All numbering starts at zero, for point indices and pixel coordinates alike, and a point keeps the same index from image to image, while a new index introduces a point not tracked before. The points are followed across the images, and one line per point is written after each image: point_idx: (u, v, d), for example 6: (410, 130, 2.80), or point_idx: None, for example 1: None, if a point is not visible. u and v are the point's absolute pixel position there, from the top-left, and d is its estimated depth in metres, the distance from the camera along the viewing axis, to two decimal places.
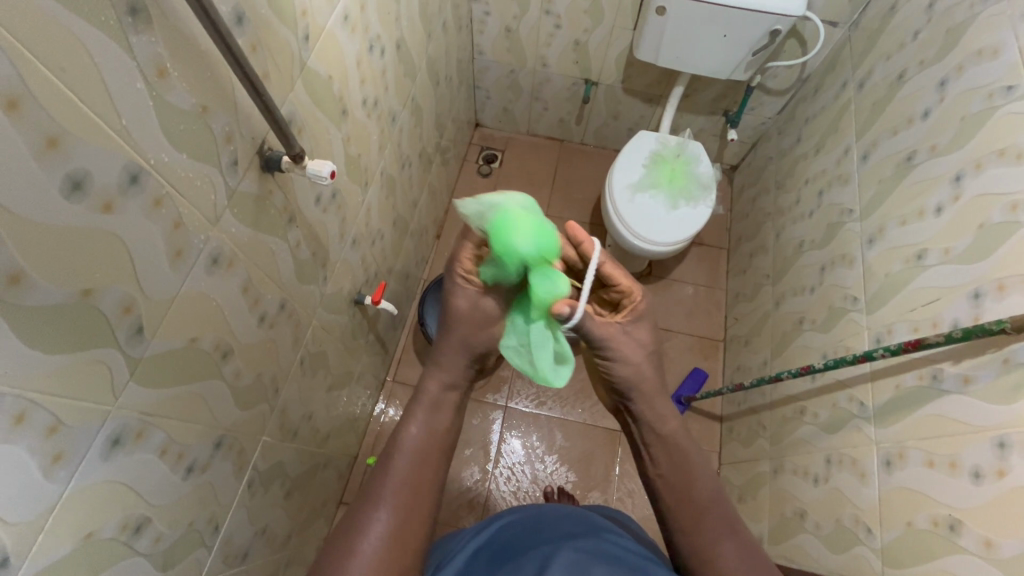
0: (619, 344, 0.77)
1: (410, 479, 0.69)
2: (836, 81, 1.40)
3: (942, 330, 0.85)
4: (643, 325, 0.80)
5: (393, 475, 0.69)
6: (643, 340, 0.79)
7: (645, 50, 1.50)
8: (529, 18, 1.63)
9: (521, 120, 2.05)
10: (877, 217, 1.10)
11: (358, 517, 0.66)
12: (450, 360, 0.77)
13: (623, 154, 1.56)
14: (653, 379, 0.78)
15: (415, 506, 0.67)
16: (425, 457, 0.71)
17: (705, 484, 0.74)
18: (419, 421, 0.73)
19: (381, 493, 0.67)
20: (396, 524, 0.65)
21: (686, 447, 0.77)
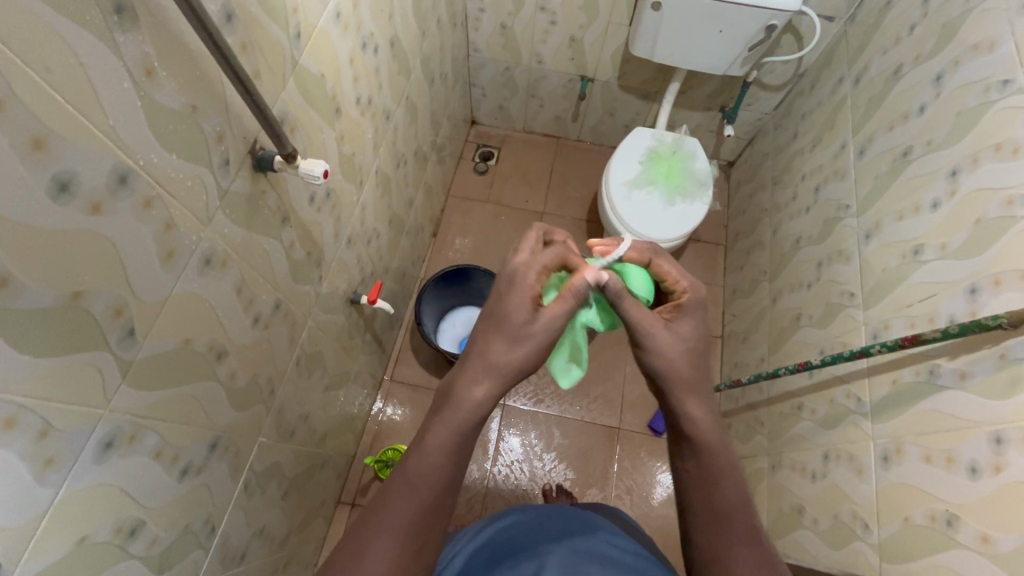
0: (646, 328, 0.71)
1: (421, 510, 0.60)
2: (833, 76, 1.40)
3: (938, 326, 0.85)
4: (685, 318, 0.73)
5: (404, 504, 0.60)
6: (681, 333, 0.71)
7: (641, 46, 1.50)
8: (524, 15, 1.62)
9: (517, 117, 2.04)
10: (873, 213, 1.09)
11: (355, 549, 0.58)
12: (486, 370, 0.65)
13: (620, 150, 1.55)
14: (687, 374, 0.69)
15: (424, 538, 0.60)
16: (442, 481, 0.62)
17: (731, 487, 0.67)
18: (435, 438, 0.62)
19: (385, 523, 0.59)
20: (398, 559, 0.57)
21: (717, 449, 0.68)
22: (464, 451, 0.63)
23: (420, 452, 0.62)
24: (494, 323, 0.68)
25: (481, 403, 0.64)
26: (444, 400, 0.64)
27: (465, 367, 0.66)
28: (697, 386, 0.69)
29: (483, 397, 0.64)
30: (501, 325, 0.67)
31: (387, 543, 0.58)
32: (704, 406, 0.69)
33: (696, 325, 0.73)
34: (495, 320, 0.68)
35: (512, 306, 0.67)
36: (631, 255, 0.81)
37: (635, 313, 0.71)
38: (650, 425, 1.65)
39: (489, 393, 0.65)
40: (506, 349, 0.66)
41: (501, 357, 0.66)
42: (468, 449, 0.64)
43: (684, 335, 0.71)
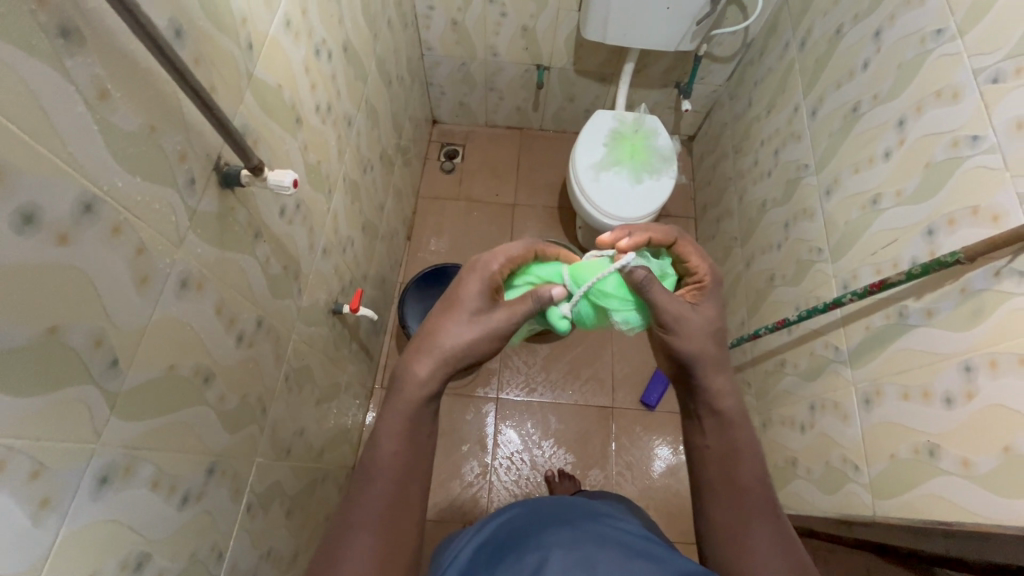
0: (673, 312, 0.71)
1: (389, 499, 0.61)
2: (779, 42, 1.44)
3: (903, 269, 0.90)
4: (709, 300, 0.75)
5: (371, 497, 0.61)
6: (707, 315, 0.73)
7: (593, 30, 1.51)
8: (474, 9, 1.62)
9: (478, 112, 2.04)
10: (831, 169, 1.14)
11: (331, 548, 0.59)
12: (433, 356, 0.66)
13: (583, 134, 1.57)
14: (715, 356, 0.72)
15: (400, 524, 0.61)
16: (405, 467, 0.63)
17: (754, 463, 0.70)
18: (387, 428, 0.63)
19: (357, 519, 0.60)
20: (378, 547, 0.59)
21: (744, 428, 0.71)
22: (420, 436, 0.64)
23: (376, 442, 0.63)
24: (443, 318, 0.68)
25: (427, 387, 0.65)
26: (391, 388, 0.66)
27: (412, 354, 0.67)
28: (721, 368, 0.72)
29: (430, 381, 0.65)
30: (453, 319, 0.68)
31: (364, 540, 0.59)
32: (726, 385, 0.72)
33: (714, 305, 0.75)
34: (445, 316, 0.68)
35: (462, 303, 0.69)
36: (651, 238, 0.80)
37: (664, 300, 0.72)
38: (642, 400, 1.68)
39: (435, 376, 0.65)
40: (457, 340, 0.66)
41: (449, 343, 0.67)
42: (425, 432, 0.65)
43: (702, 320, 0.72)
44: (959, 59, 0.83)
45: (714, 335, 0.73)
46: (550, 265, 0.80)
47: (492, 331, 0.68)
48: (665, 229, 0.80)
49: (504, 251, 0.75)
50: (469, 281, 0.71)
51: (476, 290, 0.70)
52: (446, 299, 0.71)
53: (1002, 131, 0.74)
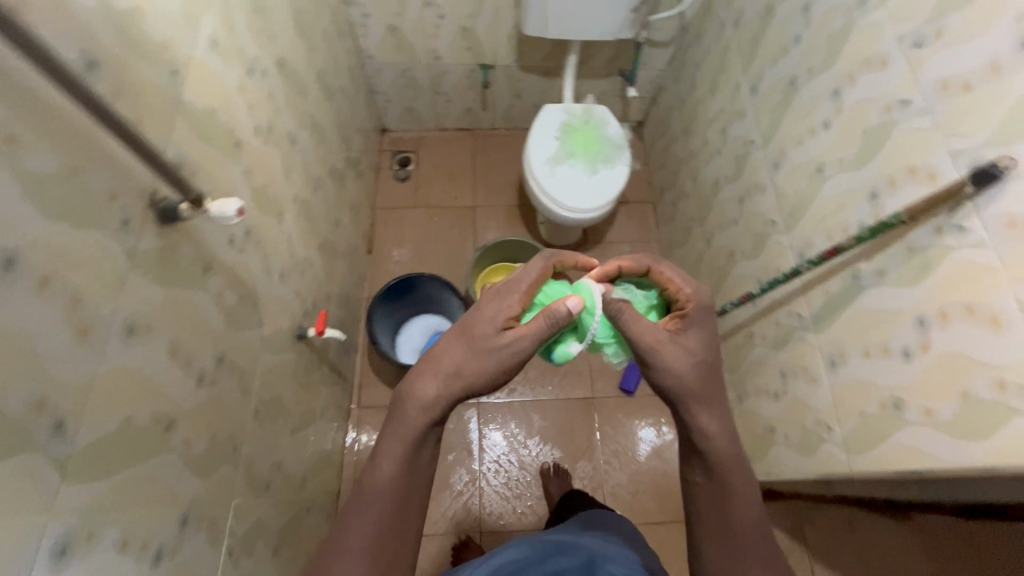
0: (654, 344, 0.74)
1: (383, 520, 0.70)
2: (714, 23, 1.47)
3: (852, 232, 0.93)
4: (692, 332, 0.75)
5: (369, 518, 0.70)
6: (689, 347, 0.74)
7: (533, 25, 1.51)
8: (411, 13, 1.59)
9: (427, 116, 2.01)
10: (776, 142, 1.17)
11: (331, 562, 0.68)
12: (439, 385, 0.72)
13: (534, 130, 1.56)
14: (699, 392, 0.74)
15: (396, 537, 0.71)
16: (401, 489, 0.71)
17: (743, 487, 0.75)
18: (387, 453, 0.71)
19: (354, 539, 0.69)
20: (372, 559, 0.68)
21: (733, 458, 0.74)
22: (418, 461, 0.73)
23: (379, 466, 0.71)
24: (449, 349, 0.74)
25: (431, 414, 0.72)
26: (395, 409, 0.73)
27: (417, 375, 0.74)
28: (710, 400, 0.74)
29: (434, 408, 0.72)
30: (462, 351, 0.74)
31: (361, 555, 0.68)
32: (713, 425, 0.74)
33: (698, 334, 0.75)
34: (456, 347, 0.74)
35: (473, 334, 0.74)
36: (626, 268, 0.83)
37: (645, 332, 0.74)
38: (621, 386, 1.70)
39: (438, 403, 0.72)
40: (466, 369, 0.73)
41: (455, 372, 0.73)
42: (423, 455, 0.74)
43: (684, 352, 0.74)
44: (882, 27, 0.86)
45: (704, 372, 0.74)
46: (559, 285, 0.84)
47: (503, 360, 0.73)
48: (637, 258, 0.83)
49: (518, 278, 0.77)
50: (479, 313, 0.76)
51: (485, 321, 0.75)
52: (459, 330, 0.76)
53: (928, 92, 0.77)
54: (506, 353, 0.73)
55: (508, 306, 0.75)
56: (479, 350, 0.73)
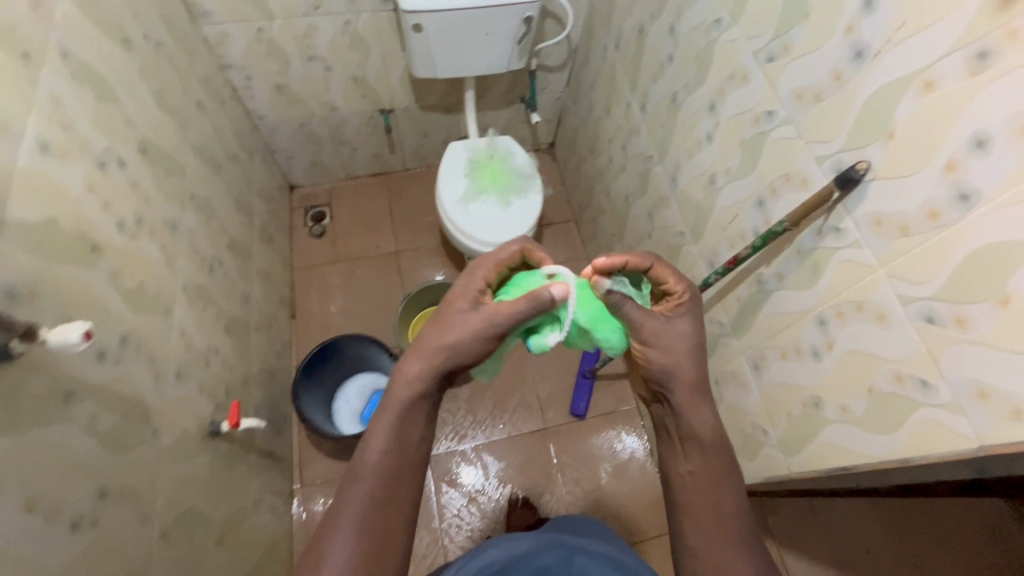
0: (656, 335, 0.77)
1: (373, 496, 0.71)
2: (598, 46, 1.51)
3: (750, 240, 0.95)
4: (686, 317, 0.79)
5: (358, 493, 0.71)
6: (684, 333, 0.78)
7: (421, 68, 1.48)
8: (296, 70, 1.54)
9: (335, 167, 1.96)
10: (671, 156, 1.20)
11: (323, 536, 0.69)
12: (424, 358, 0.76)
13: (442, 170, 1.54)
14: (693, 378, 0.76)
15: (383, 520, 0.71)
16: (390, 472, 0.72)
17: (724, 468, 0.75)
18: (377, 432, 0.73)
19: (345, 513, 0.70)
20: (358, 542, 0.68)
21: (715, 442, 0.75)
22: (409, 437, 0.75)
23: (374, 438, 0.73)
24: (435, 323, 0.78)
25: (418, 386, 0.75)
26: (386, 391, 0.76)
27: (405, 357, 0.77)
28: (701, 391, 0.77)
29: (424, 377, 0.75)
30: (443, 324, 0.77)
31: (349, 530, 0.69)
32: (705, 411, 0.76)
33: (691, 322, 0.79)
34: (439, 320, 0.78)
35: (452, 307, 0.78)
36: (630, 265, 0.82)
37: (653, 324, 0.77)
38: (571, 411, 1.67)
39: (426, 374, 0.75)
40: (448, 337, 0.76)
41: (433, 344, 0.76)
42: (413, 437, 0.75)
43: (682, 344, 0.77)
44: (739, 43, 0.89)
45: (697, 356, 0.77)
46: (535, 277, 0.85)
47: (481, 329, 0.75)
48: (642, 254, 0.83)
49: (490, 257, 0.83)
50: (458, 289, 0.81)
51: (466, 293, 0.80)
52: (443, 304, 0.80)
53: (788, 104, 0.80)
54: (483, 322, 0.75)
55: (478, 280, 0.81)
56: (451, 321, 0.77)
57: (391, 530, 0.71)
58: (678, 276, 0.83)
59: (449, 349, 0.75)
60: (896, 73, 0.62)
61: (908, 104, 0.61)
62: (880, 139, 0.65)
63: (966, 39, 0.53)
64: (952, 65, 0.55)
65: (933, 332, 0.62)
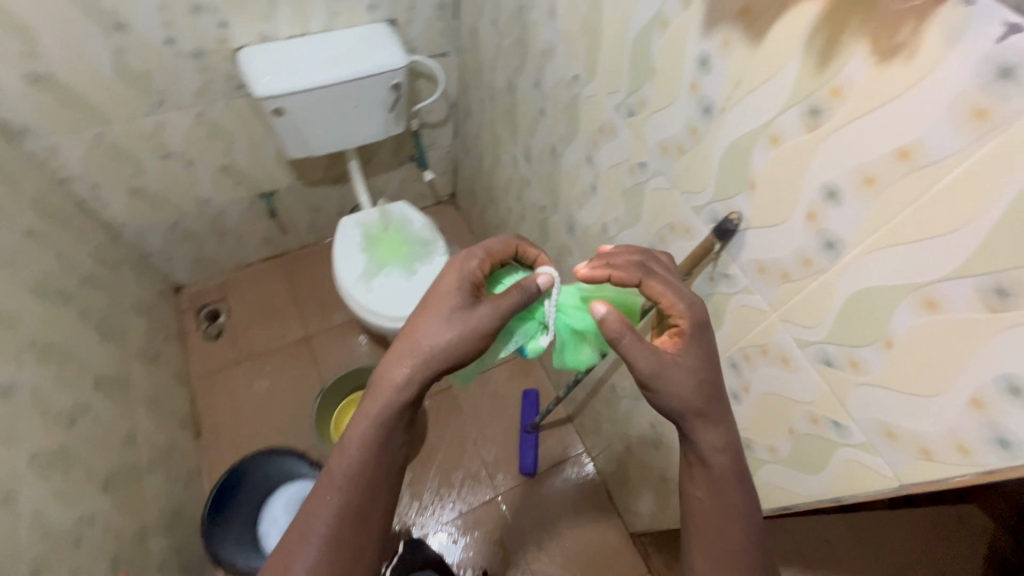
0: (652, 357, 0.62)
1: (344, 514, 0.64)
2: (475, 99, 1.50)
3: (652, 287, 0.94)
4: (692, 349, 0.64)
5: (329, 511, 0.64)
6: (693, 365, 0.64)
7: (294, 151, 1.38)
8: (151, 171, 1.40)
9: (222, 260, 1.79)
10: (563, 205, 1.18)
11: (288, 554, 0.63)
12: (415, 358, 0.65)
13: (336, 250, 1.45)
14: (704, 411, 0.64)
15: (358, 534, 0.64)
16: (365, 482, 0.65)
17: (736, 493, 0.65)
18: (357, 436, 0.64)
19: (315, 530, 0.64)
20: (322, 556, 0.63)
21: (732, 462, 0.65)
22: (390, 448, 0.66)
23: (354, 445, 0.65)
24: (423, 316, 0.68)
25: (402, 392, 0.65)
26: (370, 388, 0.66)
27: (388, 356, 0.67)
28: (719, 412, 0.65)
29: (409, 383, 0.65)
30: (431, 319, 0.67)
31: (315, 552, 0.63)
32: (716, 441, 0.65)
33: (700, 350, 0.65)
34: (427, 316, 0.67)
35: (445, 296, 0.68)
36: (615, 280, 0.68)
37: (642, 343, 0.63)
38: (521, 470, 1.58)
39: (414, 379, 0.65)
40: (436, 336, 0.66)
41: (421, 344, 0.65)
42: (396, 442, 0.66)
43: (693, 359, 0.64)
44: (600, 98, 0.89)
45: (708, 388, 0.64)
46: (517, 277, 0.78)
47: (470, 328, 0.66)
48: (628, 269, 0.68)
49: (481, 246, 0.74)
50: (447, 277, 0.71)
51: (463, 277, 0.70)
52: (433, 292, 0.70)
53: (656, 156, 0.80)
54: (474, 321, 0.66)
55: (470, 270, 0.71)
56: (444, 318, 0.67)
57: (364, 553, 0.65)
58: (678, 294, 0.66)
59: (429, 352, 0.65)
60: (743, 128, 0.62)
61: (760, 156, 0.61)
62: (744, 189, 0.65)
63: (797, 95, 0.54)
64: (790, 120, 0.56)
65: (833, 374, 0.61)
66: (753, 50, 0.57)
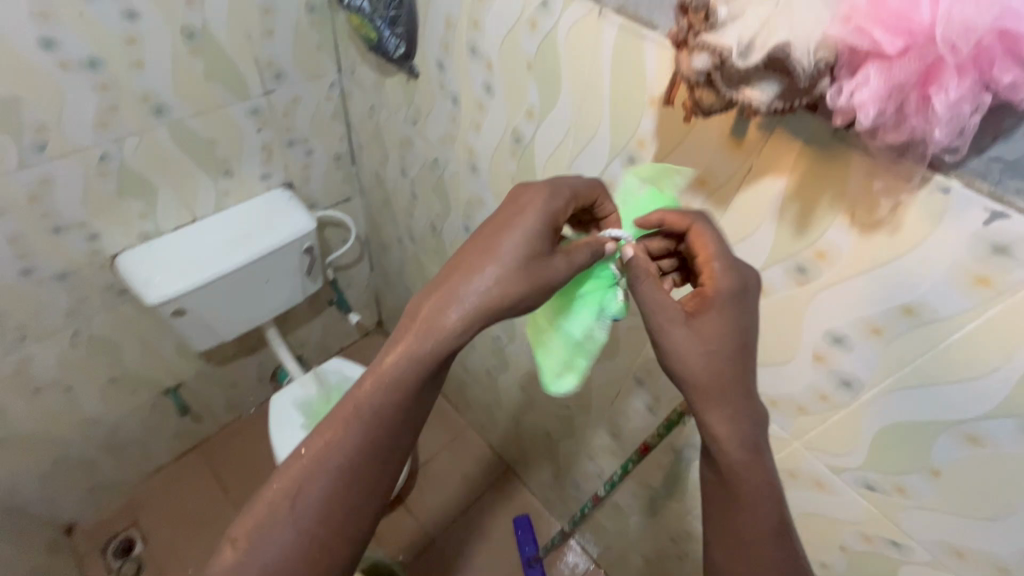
0: (661, 318, 0.48)
1: (366, 451, 0.48)
2: (392, 238, 1.42)
3: (648, 415, 0.90)
4: (719, 317, 0.48)
5: (345, 446, 0.48)
6: (708, 334, 0.47)
7: (201, 344, 1.21)
8: (15, 412, 1.13)
9: (122, 477, 1.47)
10: (522, 339, 1.11)
11: (287, 485, 0.47)
12: (470, 299, 0.48)
13: (273, 437, 1.26)
14: (709, 390, 0.47)
15: (370, 492, 0.48)
16: (397, 427, 0.49)
17: (757, 489, 0.48)
18: (398, 364, 0.48)
19: (328, 459, 0.47)
20: (330, 502, 0.47)
21: (756, 457, 0.48)
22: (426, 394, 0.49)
23: (393, 375, 0.48)
24: (486, 254, 0.48)
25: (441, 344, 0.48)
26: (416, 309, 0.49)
27: (448, 274, 0.49)
28: (741, 394, 0.48)
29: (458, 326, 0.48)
30: (493, 262, 0.48)
31: (314, 498, 0.47)
32: (722, 431, 0.48)
33: (727, 321, 0.48)
34: (482, 257, 0.48)
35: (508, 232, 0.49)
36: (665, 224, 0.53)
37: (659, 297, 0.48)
38: None
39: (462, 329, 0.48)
40: (500, 270, 0.48)
41: (489, 263, 0.48)
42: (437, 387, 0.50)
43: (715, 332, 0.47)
44: None
45: (729, 370, 0.47)
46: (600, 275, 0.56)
47: (542, 282, 0.49)
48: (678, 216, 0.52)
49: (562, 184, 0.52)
50: (529, 209, 0.49)
51: (542, 215, 0.49)
52: (512, 212, 0.50)
53: None
54: (544, 272, 0.49)
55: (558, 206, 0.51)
56: (516, 233, 0.49)
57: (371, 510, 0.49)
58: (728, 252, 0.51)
59: (479, 306, 0.48)
60: None
61: None
62: None
63: (777, 256, 0.55)
64: (777, 276, 0.57)
65: (880, 499, 0.61)
66: (721, 215, 0.58)
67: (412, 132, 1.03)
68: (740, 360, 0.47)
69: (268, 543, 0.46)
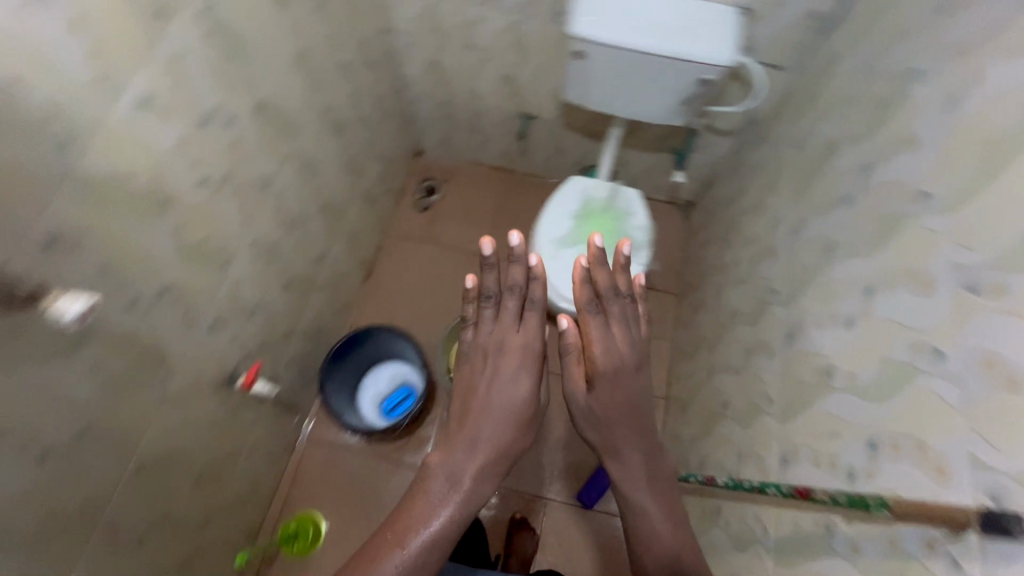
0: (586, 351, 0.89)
1: (464, 504, 0.79)
2: (777, 134, 1.26)
3: (839, 478, 0.73)
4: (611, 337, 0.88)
5: (455, 489, 0.79)
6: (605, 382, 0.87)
7: (573, 91, 1.35)
8: (452, 50, 1.47)
9: (464, 150, 1.87)
10: (797, 310, 0.97)
11: (426, 499, 0.78)
12: (493, 386, 0.86)
13: (550, 204, 1.43)
14: (605, 408, 0.87)
15: (453, 531, 0.77)
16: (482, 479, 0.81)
17: (637, 486, 0.85)
18: (478, 455, 0.81)
19: (442, 498, 0.78)
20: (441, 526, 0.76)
21: (649, 471, 0.86)
22: (497, 458, 0.82)
23: (480, 437, 0.82)
24: (490, 376, 0.87)
25: (499, 404, 0.85)
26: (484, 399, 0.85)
27: (486, 388, 0.86)
28: (636, 413, 0.87)
29: (476, 444, 0.82)
30: (500, 376, 0.87)
31: (440, 514, 0.77)
32: (619, 440, 0.87)
33: (620, 345, 0.88)
34: (496, 387, 0.86)
35: (505, 362, 0.88)
36: None
37: (612, 344, 0.87)
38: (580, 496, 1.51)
39: (483, 463, 0.81)
40: (511, 392, 0.86)
41: (500, 405, 0.85)
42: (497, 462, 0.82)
43: (628, 375, 0.88)
44: (934, 243, 0.66)
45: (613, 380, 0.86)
46: None
47: (515, 408, 0.85)
48: None
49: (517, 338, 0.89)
50: (508, 363, 0.88)
51: (535, 328, 0.90)
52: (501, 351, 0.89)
53: (967, 359, 0.57)
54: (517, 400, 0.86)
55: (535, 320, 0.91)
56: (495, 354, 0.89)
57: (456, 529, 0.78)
58: None
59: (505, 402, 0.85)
60: None
61: None
62: None
63: None
64: None
65: None
66: None
67: (922, 25, 0.80)
68: (632, 408, 0.87)
69: (406, 539, 0.74)
